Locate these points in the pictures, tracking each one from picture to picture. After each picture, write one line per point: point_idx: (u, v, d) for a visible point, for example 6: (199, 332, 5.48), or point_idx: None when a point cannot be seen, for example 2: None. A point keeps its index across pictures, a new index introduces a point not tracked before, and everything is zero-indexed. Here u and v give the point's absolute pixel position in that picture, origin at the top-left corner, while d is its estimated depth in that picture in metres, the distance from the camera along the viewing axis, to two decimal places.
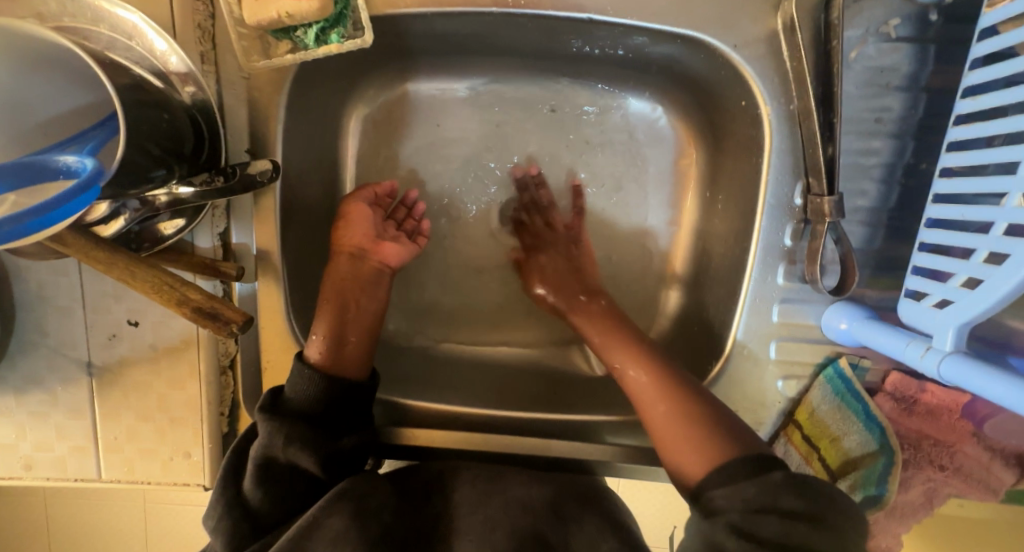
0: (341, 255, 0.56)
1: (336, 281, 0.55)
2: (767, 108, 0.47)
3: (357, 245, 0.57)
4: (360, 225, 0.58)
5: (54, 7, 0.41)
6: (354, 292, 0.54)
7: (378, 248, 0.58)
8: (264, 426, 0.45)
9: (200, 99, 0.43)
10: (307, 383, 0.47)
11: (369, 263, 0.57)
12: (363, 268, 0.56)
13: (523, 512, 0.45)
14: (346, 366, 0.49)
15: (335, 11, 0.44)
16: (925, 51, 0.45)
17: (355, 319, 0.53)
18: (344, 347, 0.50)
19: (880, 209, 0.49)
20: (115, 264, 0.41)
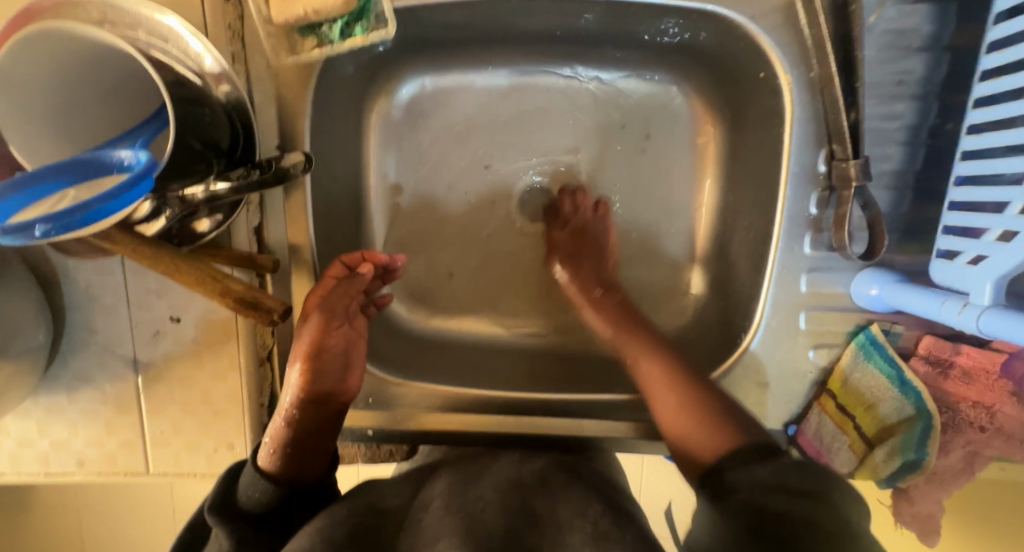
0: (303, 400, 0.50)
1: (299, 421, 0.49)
2: (787, 78, 0.47)
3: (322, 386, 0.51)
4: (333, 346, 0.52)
5: (94, 14, 0.42)
6: (319, 426, 0.50)
7: (342, 388, 0.53)
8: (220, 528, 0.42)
9: (234, 98, 0.44)
10: (265, 491, 0.44)
11: (332, 405, 0.52)
12: (326, 412, 0.51)
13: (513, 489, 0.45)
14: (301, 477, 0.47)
15: (358, 5, 0.45)
16: (946, 11, 0.45)
17: (318, 437, 0.50)
18: (304, 455, 0.48)
19: (907, 171, 0.49)
20: (157, 259, 0.43)
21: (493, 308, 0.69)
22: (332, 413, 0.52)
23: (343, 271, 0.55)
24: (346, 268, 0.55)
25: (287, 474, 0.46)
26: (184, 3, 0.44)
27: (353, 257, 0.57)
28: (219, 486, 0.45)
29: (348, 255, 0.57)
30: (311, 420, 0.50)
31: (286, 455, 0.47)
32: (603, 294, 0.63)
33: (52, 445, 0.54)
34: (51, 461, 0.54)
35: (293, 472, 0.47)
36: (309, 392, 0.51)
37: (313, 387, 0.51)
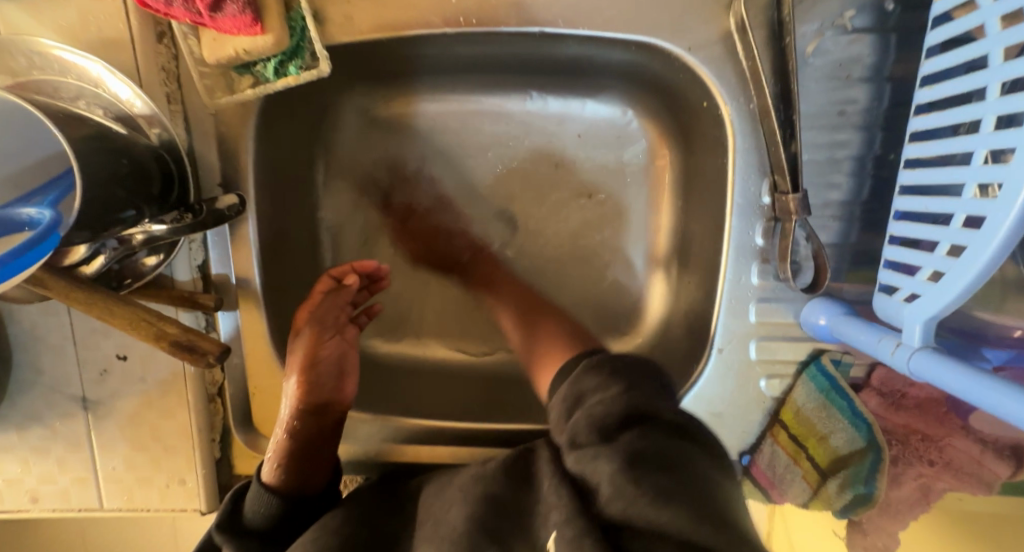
0: (302, 414, 0.50)
1: (299, 435, 0.49)
2: (727, 109, 0.47)
3: (320, 398, 0.52)
4: (330, 354, 0.54)
5: (23, 62, 0.43)
6: (320, 440, 0.50)
7: (339, 396, 0.54)
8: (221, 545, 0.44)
9: (166, 139, 0.45)
10: (265, 503, 0.45)
11: (332, 414, 0.52)
12: (326, 422, 0.51)
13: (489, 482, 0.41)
14: (304, 488, 0.48)
15: (291, 44, 0.45)
16: (885, 41, 0.44)
17: (320, 449, 0.50)
18: (308, 466, 0.49)
19: (854, 202, 0.48)
20: (93, 304, 0.42)
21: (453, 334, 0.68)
22: (332, 422, 0.52)
23: (328, 285, 0.59)
24: (333, 281, 0.59)
25: (290, 484, 0.47)
26: (116, 46, 0.44)
27: (342, 269, 0.61)
28: (226, 505, 0.47)
29: (335, 269, 0.61)
30: (311, 430, 0.50)
31: (289, 466, 0.48)
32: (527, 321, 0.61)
33: (5, 483, 0.54)
34: (5, 498, 0.54)
35: (297, 482, 0.47)
36: (308, 404, 0.51)
37: (311, 398, 0.51)
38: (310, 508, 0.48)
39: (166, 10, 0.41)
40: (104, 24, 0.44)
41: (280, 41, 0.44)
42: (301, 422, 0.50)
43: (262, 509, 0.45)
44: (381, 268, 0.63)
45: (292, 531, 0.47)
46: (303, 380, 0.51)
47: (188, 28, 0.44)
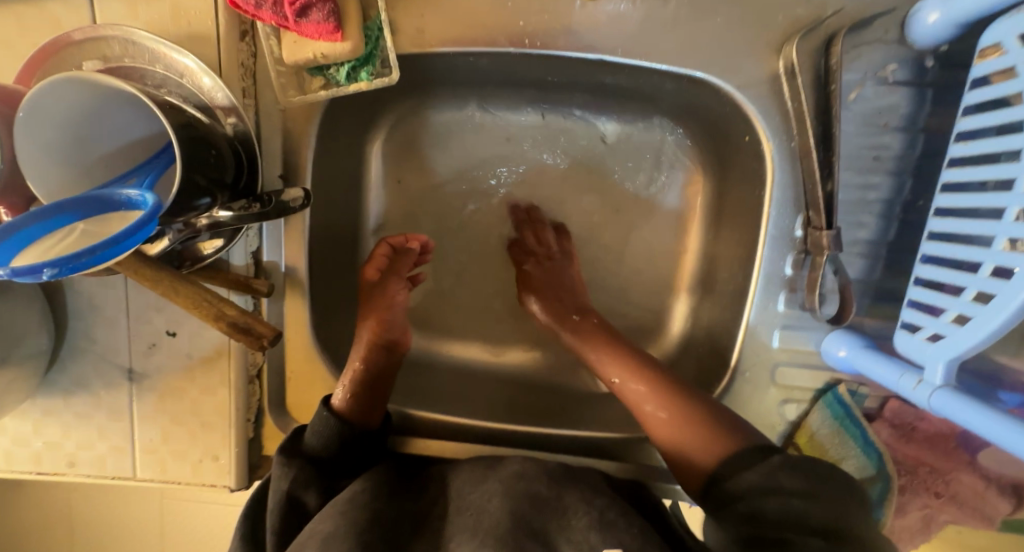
0: (374, 349, 0.59)
1: (369, 369, 0.57)
2: (769, 145, 0.50)
3: (387, 340, 0.61)
4: (399, 315, 0.63)
5: (116, 49, 0.45)
6: (382, 382, 0.57)
7: (401, 341, 0.62)
8: (280, 465, 0.49)
9: (241, 130, 0.47)
10: (326, 425, 0.51)
11: (396, 355, 0.61)
12: (391, 361, 0.60)
13: (516, 481, 0.48)
14: (362, 418, 0.53)
15: (365, 51, 0.48)
16: (922, 95, 0.47)
17: (377, 387, 0.56)
18: (368, 402, 0.55)
19: (880, 241, 0.51)
20: (160, 281, 0.43)
21: (479, 334, 0.71)
22: (395, 363, 0.60)
23: (389, 251, 0.64)
24: (392, 248, 0.65)
25: (347, 412, 0.52)
26: (201, 40, 0.47)
27: (398, 238, 0.65)
28: (290, 434, 0.53)
29: (392, 237, 0.66)
30: (380, 365, 0.58)
31: (356, 398, 0.54)
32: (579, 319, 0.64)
33: (46, 445, 0.56)
34: (43, 460, 0.56)
35: (356, 412, 0.53)
36: (378, 342, 0.59)
37: (385, 337, 0.61)
38: (365, 443, 0.54)
39: (255, 12, 0.44)
40: (192, 19, 0.46)
41: (356, 48, 0.47)
42: (373, 356, 0.58)
43: (320, 433, 0.51)
44: (430, 244, 0.67)
45: (345, 460, 0.53)
46: (377, 323, 0.61)
47: (271, 29, 0.47)
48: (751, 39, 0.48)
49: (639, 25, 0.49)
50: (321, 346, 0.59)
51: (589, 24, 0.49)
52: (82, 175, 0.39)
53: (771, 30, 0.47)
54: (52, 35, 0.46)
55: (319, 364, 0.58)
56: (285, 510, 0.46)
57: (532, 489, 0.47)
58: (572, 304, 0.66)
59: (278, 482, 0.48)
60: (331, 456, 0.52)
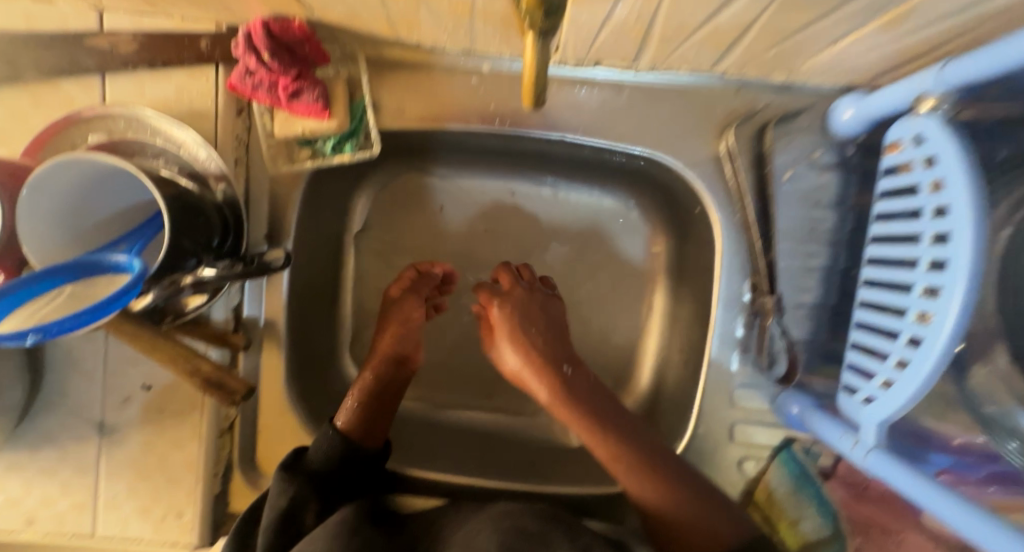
0: (382, 361, 0.60)
1: (374, 383, 0.59)
2: (717, 217, 0.54)
3: (398, 353, 0.62)
4: (414, 331, 0.63)
5: (121, 124, 0.50)
6: (388, 397, 0.59)
7: (415, 357, 0.63)
8: (280, 483, 0.49)
9: (229, 194, 0.51)
10: (327, 442, 0.52)
11: (405, 370, 0.62)
12: (399, 375, 0.61)
13: (505, 517, 0.49)
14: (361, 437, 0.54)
15: (350, 126, 0.53)
16: (848, 178, 0.53)
17: (386, 401, 0.59)
18: (370, 420, 0.56)
19: (822, 306, 0.55)
20: (140, 335, 0.46)
21: (453, 388, 0.72)
22: (405, 378, 0.62)
23: (413, 274, 0.65)
24: (416, 271, 0.66)
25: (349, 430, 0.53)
26: (199, 116, 0.51)
27: (425, 263, 0.67)
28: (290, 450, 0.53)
29: (419, 263, 0.67)
30: (387, 379, 0.60)
31: (355, 417, 0.55)
32: (572, 372, 0.58)
33: (5, 502, 0.55)
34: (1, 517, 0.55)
35: (356, 430, 0.54)
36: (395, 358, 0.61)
37: (398, 349, 0.62)
38: (363, 466, 0.54)
39: (251, 93, 0.49)
40: (193, 98, 0.51)
41: (341, 125, 0.52)
42: (383, 369, 0.60)
43: (323, 450, 0.52)
44: (453, 272, 0.68)
45: (343, 478, 0.53)
46: (393, 337, 0.62)
47: (265, 107, 0.52)
48: (694, 126, 0.54)
49: (597, 109, 0.55)
50: (295, 400, 0.60)
51: (553, 108, 0.55)
52: (74, 242, 0.42)
53: (712, 118, 0.54)
54: (62, 109, 0.50)
55: (291, 418, 0.59)
56: (278, 524, 0.46)
57: (520, 525, 0.47)
58: (562, 354, 0.60)
59: (274, 498, 0.48)
60: (330, 475, 0.52)
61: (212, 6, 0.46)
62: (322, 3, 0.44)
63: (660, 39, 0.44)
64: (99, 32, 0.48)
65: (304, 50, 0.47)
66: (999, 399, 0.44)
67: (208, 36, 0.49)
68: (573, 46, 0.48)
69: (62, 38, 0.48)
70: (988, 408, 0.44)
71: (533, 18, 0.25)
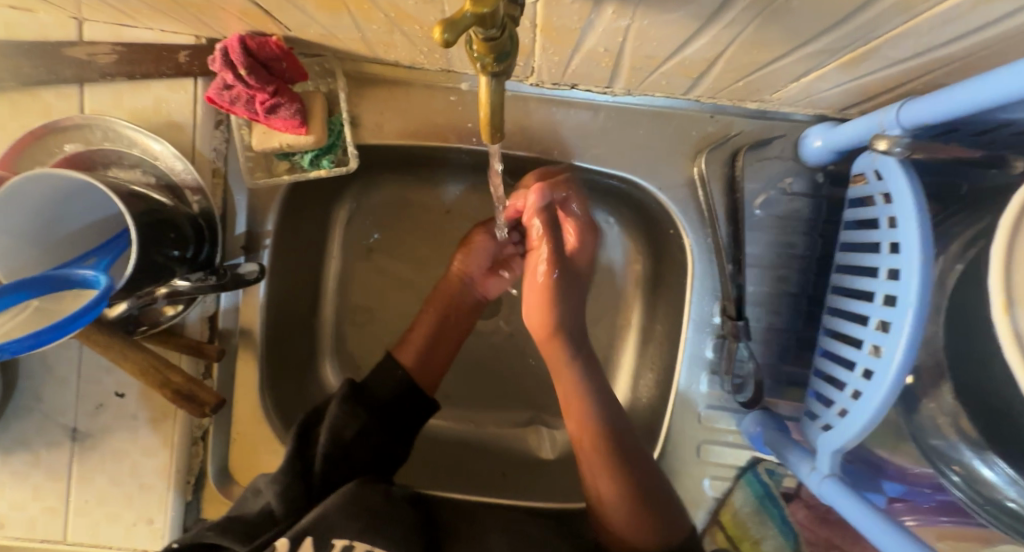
0: (449, 280, 0.66)
1: (439, 301, 0.66)
2: (689, 240, 0.55)
3: (466, 274, 0.67)
4: (476, 256, 0.67)
5: (98, 135, 0.50)
6: (449, 323, 0.65)
7: (482, 283, 0.68)
8: (339, 404, 0.54)
9: (205, 208, 0.52)
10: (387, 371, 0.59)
11: (472, 295, 0.67)
12: (465, 297, 0.67)
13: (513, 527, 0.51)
14: (425, 366, 0.62)
15: (328, 142, 0.53)
16: (819, 205, 0.54)
17: (444, 331, 0.65)
18: (428, 349, 0.63)
19: (791, 331, 0.56)
20: (112, 346, 0.46)
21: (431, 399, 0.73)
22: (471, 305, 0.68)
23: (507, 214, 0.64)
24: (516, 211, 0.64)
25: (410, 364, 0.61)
26: (179, 128, 0.52)
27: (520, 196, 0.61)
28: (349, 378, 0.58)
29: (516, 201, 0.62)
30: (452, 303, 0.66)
31: (416, 347, 0.62)
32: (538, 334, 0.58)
33: None
34: None
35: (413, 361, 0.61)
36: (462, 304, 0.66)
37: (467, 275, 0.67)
38: (419, 399, 0.59)
39: (229, 107, 0.49)
40: (172, 110, 0.51)
41: (319, 140, 0.52)
42: (449, 289, 0.66)
43: (386, 381, 0.59)
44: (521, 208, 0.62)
45: (398, 406, 0.58)
46: (460, 265, 0.66)
47: (243, 120, 0.52)
48: (669, 150, 0.55)
49: (574, 130, 0.55)
50: (270, 408, 0.61)
51: (532, 127, 0.55)
52: (47, 253, 0.43)
53: (686, 142, 0.55)
54: (40, 118, 0.50)
55: (265, 426, 0.59)
56: (331, 447, 0.52)
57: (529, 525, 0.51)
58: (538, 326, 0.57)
59: (333, 415, 0.53)
60: (390, 409, 0.57)
61: (191, 22, 0.46)
62: (299, 22, 0.44)
63: (632, 67, 0.44)
64: (78, 42, 0.49)
65: (282, 67, 0.48)
66: (946, 432, 0.41)
67: (188, 49, 0.50)
68: (547, 69, 0.48)
69: (41, 47, 0.48)
70: (934, 440, 0.43)
71: (484, 62, 0.26)
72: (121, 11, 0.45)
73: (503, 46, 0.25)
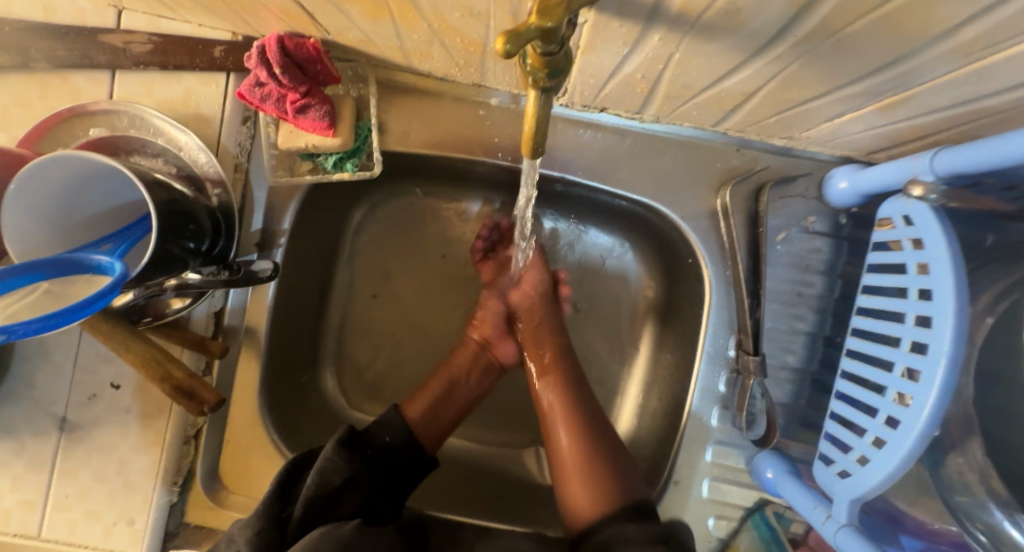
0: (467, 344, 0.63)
1: (453, 363, 0.62)
2: (708, 270, 0.55)
3: (483, 336, 0.64)
4: (490, 319, 0.64)
5: (124, 121, 0.50)
6: (459, 384, 0.61)
7: (496, 345, 0.64)
8: (330, 452, 0.47)
9: (224, 202, 0.51)
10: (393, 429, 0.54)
11: (485, 357, 0.63)
12: (480, 361, 0.63)
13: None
14: (431, 428, 0.58)
15: (353, 145, 0.53)
16: (839, 246, 0.54)
17: (458, 388, 0.61)
18: (433, 410, 0.58)
19: (805, 370, 0.55)
20: (114, 336, 0.46)
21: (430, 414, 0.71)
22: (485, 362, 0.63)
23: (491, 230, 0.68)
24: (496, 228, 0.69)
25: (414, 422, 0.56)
26: (205, 121, 0.51)
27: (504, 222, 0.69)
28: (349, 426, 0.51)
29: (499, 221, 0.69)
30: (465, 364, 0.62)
31: (420, 403, 0.58)
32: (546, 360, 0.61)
33: None
34: None
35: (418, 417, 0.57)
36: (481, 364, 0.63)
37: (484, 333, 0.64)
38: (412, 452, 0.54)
39: (258, 104, 0.49)
40: (201, 102, 0.51)
41: (345, 143, 0.52)
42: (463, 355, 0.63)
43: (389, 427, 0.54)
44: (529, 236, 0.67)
45: (397, 461, 0.53)
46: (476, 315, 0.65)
47: (271, 118, 0.52)
48: (692, 180, 0.55)
49: (599, 153, 0.55)
50: (267, 412, 0.59)
51: (557, 147, 0.55)
52: (60, 236, 0.42)
53: (710, 174, 0.55)
54: (66, 100, 0.50)
55: (261, 430, 0.58)
56: (316, 494, 0.45)
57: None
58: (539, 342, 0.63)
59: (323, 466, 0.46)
60: (383, 460, 0.52)
61: (230, 18, 0.46)
62: (339, 26, 0.45)
63: (666, 95, 0.45)
64: (115, 29, 0.49)
65: (315, 69, 0.48)
66: (974, 490, 0.43)
67: (223, 44, 0.50)
68: (580, 91, 0.48)
69: (77, 32, 0.48)
70: (959, 497, 0.44)
71: (535, 77, 0.26)
72: (162, 3, 0.45)
73: (556, 64, 0.25)
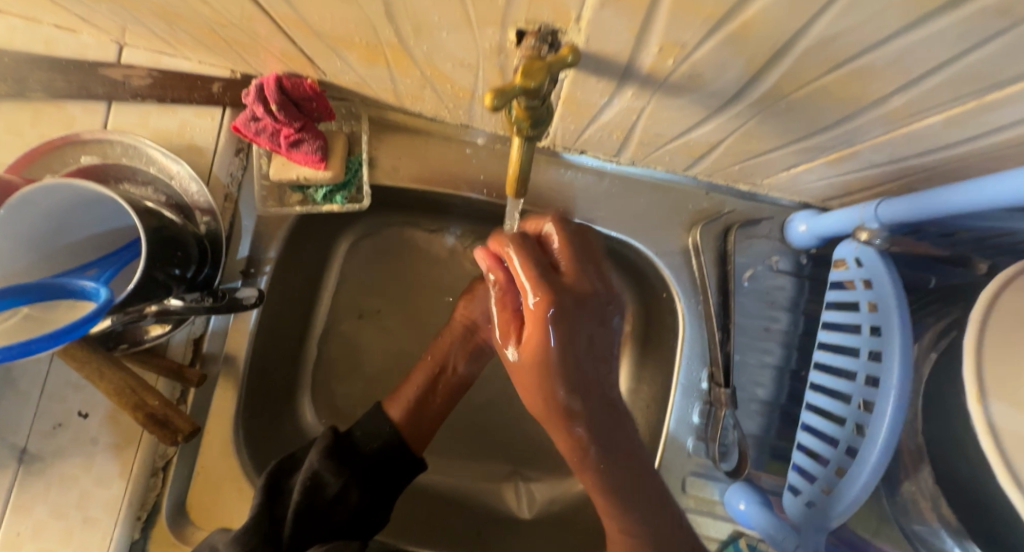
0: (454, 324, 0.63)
1: (439, 351, 0.62)
2: (682, 305, 0.58)
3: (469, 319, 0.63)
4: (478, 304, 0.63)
5: (117, 149, 0.50)
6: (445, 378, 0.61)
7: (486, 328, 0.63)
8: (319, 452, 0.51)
9: (212, 229, 0.52)
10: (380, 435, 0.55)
11: (474, 339, 0.63)
12: (469, 343, 0.62)
13: None
14: (419, 428, 0.58)
15: (343, 179, 0.55)
16: (802, 284, 0.58)
17: (444, 381, 0.61)
18: (419, 404, 0.58)
19: (773, 403, 0.57)
20: (89, 363, 0.46)
21: None
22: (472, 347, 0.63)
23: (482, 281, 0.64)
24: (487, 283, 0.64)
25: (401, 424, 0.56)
26: (198, 152, 0.53)
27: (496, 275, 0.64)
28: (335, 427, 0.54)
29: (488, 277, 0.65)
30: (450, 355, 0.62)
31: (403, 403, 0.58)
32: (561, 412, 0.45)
33: None
34: None
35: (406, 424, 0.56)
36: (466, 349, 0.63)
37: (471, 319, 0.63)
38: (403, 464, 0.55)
39: (253, 137, 0.50)
40: (195, 134, 0.53)
41: (336, 176, 0.54)
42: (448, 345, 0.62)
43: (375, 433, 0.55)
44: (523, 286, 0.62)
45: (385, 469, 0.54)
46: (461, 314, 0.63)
47: (264, 151, 0.54)
48: (666, 221, 0.58)
49: (580, 193, 0.59)
50: (241, 443, 0.58)
51: (540, 187, 0.58)
52: (42, 260, 0.42)
53: (683, 215, 0.58)
54: (59, 128, 0.51)
55: (234, 462, 0.57)
56: (309, 499, 0.48)
57: None
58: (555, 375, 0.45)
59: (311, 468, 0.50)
60: (372, 467, 0.53)
61: (230, 57, 0.49)
62: (337, 69, 0.47)
63: (641, 142, 0.48)
64: (115, 63, 0.50)
65: (311, 106, 0.50)
66: (926, 517, 0.46)
67: (221, 80, 0.52)
68: (563, 135, 0.52)
69: (77, 65, 0.50)
70: (916, 525, 0.47)
71: (521, 126, 0.28)
72: (165, 40, 0.47)
73: (539, 115, 0.28)
